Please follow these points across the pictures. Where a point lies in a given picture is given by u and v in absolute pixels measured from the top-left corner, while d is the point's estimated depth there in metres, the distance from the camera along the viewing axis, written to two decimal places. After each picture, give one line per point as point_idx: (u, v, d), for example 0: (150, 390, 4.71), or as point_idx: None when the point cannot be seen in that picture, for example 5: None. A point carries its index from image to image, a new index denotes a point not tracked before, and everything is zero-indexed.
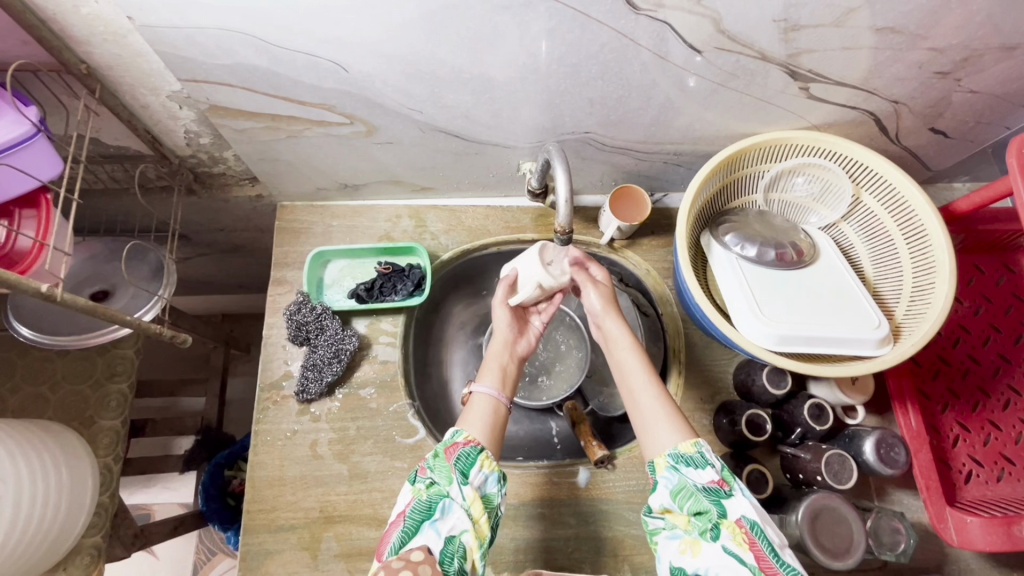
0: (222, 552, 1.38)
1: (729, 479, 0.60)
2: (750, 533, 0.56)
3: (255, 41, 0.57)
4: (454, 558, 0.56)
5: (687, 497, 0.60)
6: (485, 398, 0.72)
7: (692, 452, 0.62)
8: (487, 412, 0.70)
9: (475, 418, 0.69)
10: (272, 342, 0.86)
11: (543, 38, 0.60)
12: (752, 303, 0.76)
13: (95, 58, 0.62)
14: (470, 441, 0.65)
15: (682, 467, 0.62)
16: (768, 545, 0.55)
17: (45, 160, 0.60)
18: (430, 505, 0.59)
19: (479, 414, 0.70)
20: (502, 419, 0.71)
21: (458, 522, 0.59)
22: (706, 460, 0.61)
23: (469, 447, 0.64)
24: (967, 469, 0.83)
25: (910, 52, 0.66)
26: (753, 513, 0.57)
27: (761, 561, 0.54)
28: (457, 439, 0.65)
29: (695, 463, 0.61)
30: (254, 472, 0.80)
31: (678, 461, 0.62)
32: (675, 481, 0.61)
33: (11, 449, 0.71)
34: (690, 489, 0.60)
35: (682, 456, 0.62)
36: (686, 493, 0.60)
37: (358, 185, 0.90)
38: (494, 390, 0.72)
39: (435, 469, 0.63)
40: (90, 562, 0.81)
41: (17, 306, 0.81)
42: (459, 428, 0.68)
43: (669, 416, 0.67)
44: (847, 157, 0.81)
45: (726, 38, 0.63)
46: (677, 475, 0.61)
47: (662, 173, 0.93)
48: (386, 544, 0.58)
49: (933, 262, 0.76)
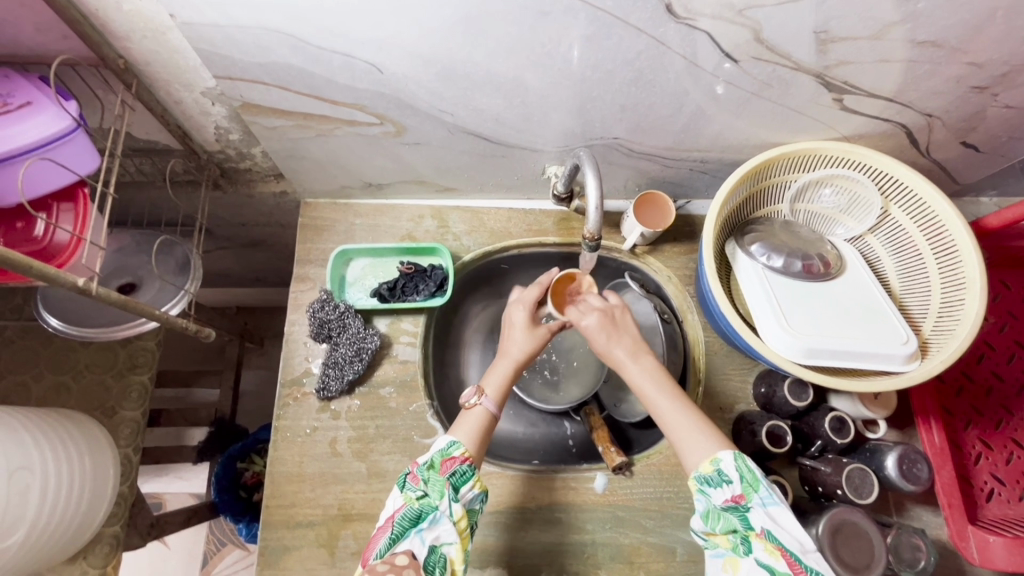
0: (233, 543, 1.39)
1: (751, 491, 0.60)
2: (773, 542, 0.57)
3: (292, 40, 0.57)
4: (435, 568, 0.57)
5: (716, 519, 0.61)
6: (484, 410, 0.70)
7: (711, 472, 0.62)
8: (483, 422, 0.69)
9: (466, 425, 0.68)
10: (293, 338, 0.87)
11: (579, 44, 0.60)
12: (779, 315, 0.75)
13: (133, 53, 0.62)
14: (466, 458, 0.64)
15: (706, 489, 0.62)
16: (792, 549, 0.56)
17: (84, 154, 0.60)
18: (420, 514, 0.60)
19: (470, 418, 0.69)
20: (490, 424, 0.70)
21: (444, 533, 0.59)
22: (723, 478, 0.61)
23: (465, 465, 0.64)
24: (990, 487, 0.83)
25: (948, 66, 0.66)
26: (771, 522, 0.58)
27: (793, 568, 0.55)
28: (455, 452, 0.65)
29: (715, 482, 0.61)
30: (274, 468, 0.80)
31: (703, 483, 0.62)
32: (703, 504, 0.62)
33: (37, 438, 0.71)
34: (717, 511, 0.61)
35: (704, 477, 0.62)
36: (714, 515, 0.61)
37: (383, 184, 0.91)
38: (494, 403, 0.71)
39: (429, 481, 0.63)
40: (109, 551, 0.82)
41: (47, 297, 0.82)
42: (452, 436, 0.67)
43: (692, 427, 0.65)
44: (877, 170, 0.80)
45: (765, 48, 0.62)
46: (704, 498, 0.62)
47: (688, 180, 0.93)
48: (373, 548, 0.59)
49: (963, 279, 0.75)
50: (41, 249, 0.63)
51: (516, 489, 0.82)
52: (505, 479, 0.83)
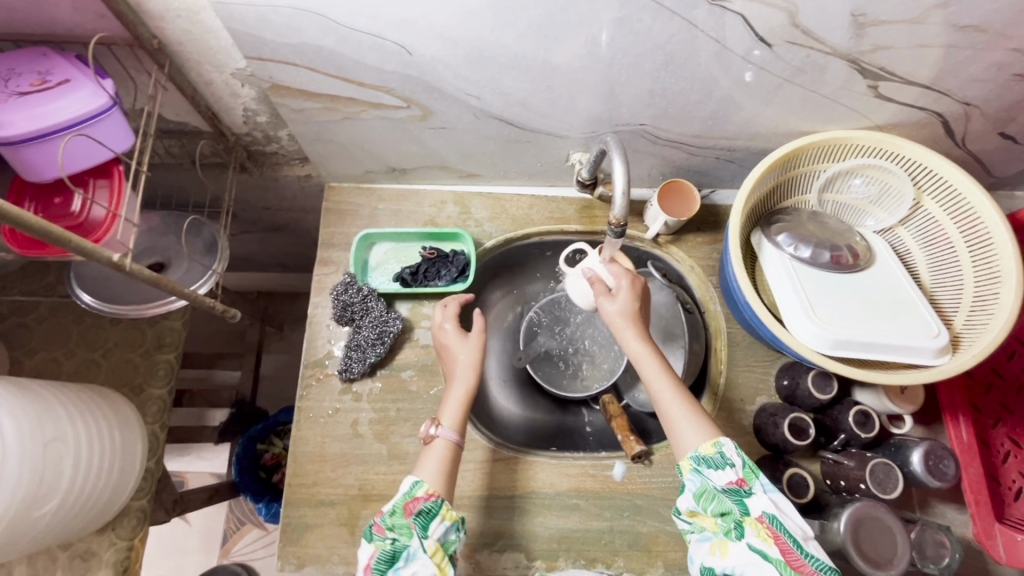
0: (252, 522, 1.42)
1: (751, 476, 0.60)
2: (772, 528, 0.56)
3: (324, 20, 0.57)
4: None
5: (710, 500, 0.60)
6: (445, 441, 0.70)
7: (711, 453, 0.61)
8: (447, 455, 0.69)
9: (428, 464, 0.68)
10: (316, 321, 0.88)
11: (609, 27, 0.60)
12: (806, 305, 0.74)
13: (166, 33, 0.63)
14: (431, 495, 0.64)
15: (703, 469, 0.61)
16: (791, 536, 0.56)
17: (120, 132, 0.61)
18: (394, 554, 0.60)
19: (431, 457, 0.69)
20: (455, 456, 0.70)
21: (421, 568, 0.60)
22: (725, 461, 0.61)
23: (430, 502, 0.64)
24: (1018, 486, 0.81)
25: (991, 52, 0.64)
26: (773, 508, 0.58)
27: (787, 554, 0.55)
28: (417, 494, 0.64)
29: (715, 464, 0.61)
30: (296, 447, 0.81)
31: (700, 463, 0.61)
32: (698, 485, 0.61)
33: (70, 412, 0.73)
34: (713, 492, 0.60)
35: (702, 457, 0.62)
36: (709, 496, 0.60)
37: (406, 169, 0.91)
38: (454, 433, 0.70)
39: (395, 527, 0.62)
40: (136, 524, 0.84)
41: (80, 275, 0.84)
42: (416, 475, 0.67)
43: (685, 412, 0.66)
44: (911, 160, 0.78)
45: (800, 32, 0.61)
46: (700, 478, 0.61)
47: (713, 169, 0.91)
48: None
49: (998, 272, 0.73)
50: (78, 224, 0.64)
51: (534, 475, 0.83)
52: (523, 465, 0.83)
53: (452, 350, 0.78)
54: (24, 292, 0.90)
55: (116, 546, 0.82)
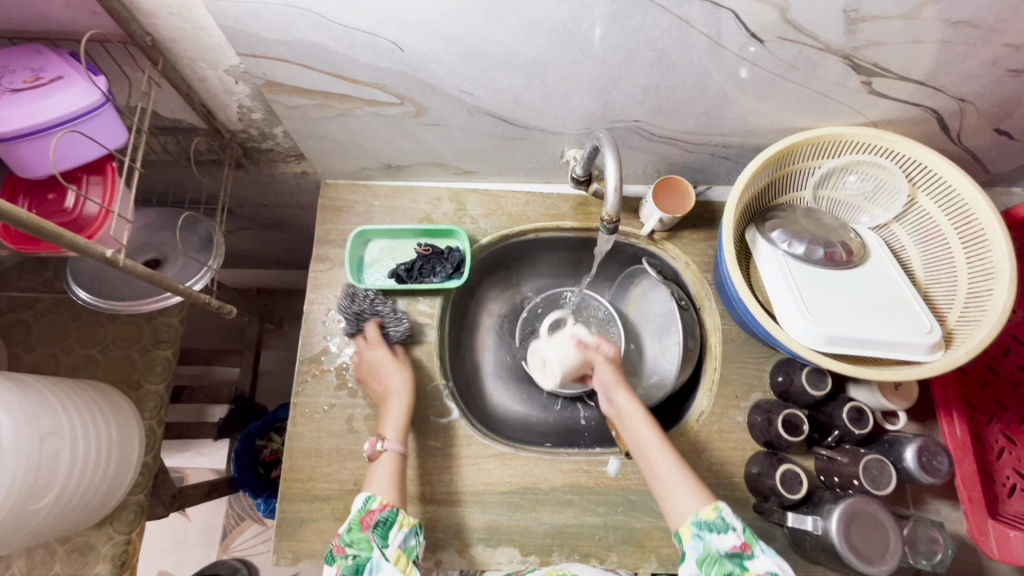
0: (252, 518, 1.43)
1: (752, 540, 0.60)
2: None
3: (315, 17, 0.57)
4: None
5: (712, 564, 0.60)
6: (391, 454, 0.73)
7: (713, 518, 0.61)
8: (395, 465, 0.72)
9: (379, 478, 0.70)
10: (312, 317, 0.88)
11: (601, 23, 0.60)
12: (800, 302, 0.74)
13: (159, 30, 0.63)
14: (386, 505, 0.67)
15: (705, 534, 0.61)
16: None
17: (113, 129, 0.61)
18: (358, 567, 0.62)
19: (381, 472, 0.71)
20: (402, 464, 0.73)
21: None
22: (727, 524, 0.61)
23: (386, 512, 0.66)
24: (1012, 483, 0.82)
25: (984, 47, 0.64)
26: (778, 568, 0.58)
27: None
28: (372, 506, 0.66)
29: (717, 528, 0.61)
30: (292, 443, 0.82)
31: (701, 527, 0.61)
32: (700, 549, 0.60)
33: (67, 408, 0.74)
34: (715, 556, 0.60)
35: (704, 522, 0.61)
36: (711, 561, 0.60)
37: (401, 165, 0.91)
38: (397, 444, 0.74)
39: (354, 543, 0.64)
40: (134, 519, 0.84)
41: (76, 270, 0.84)
42: (369, 491, 0.69)
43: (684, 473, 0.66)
44: (906, 156, 0.78)
45: (792, 28, 0.61)
46: (702, 543, 0.61)
47: (709, 165, 0.91)
48: None
49: (992, 268, 0.73)
50: (72, 220, 0.66)
51: (527, 471, 0.83)
52: (518, 461, 0.83)
53: (384, 369, 0.82)
54: (22, 288, 0.91)
55: (113, 540, 0.83)
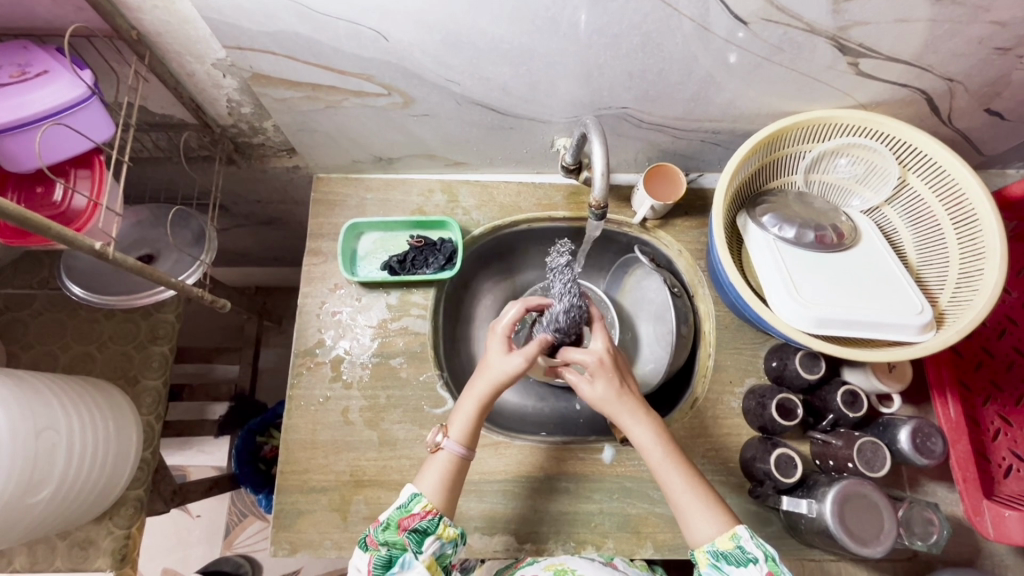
0: (254, 514, 1.44)
1: (775, 568, 0.60)
2: None
3: (299, 8, 0.58)
4: None
5: None
6: (449, 454, 0.69)
7: (730, 549, 0.61)
8: (447, 468, 0.69)
9: (431, 474, 0.69)
10: (305, 310, 0.88)
11: (584, 8, 0.60)
12: (791, 285, 0.74)
13: (145, 24, 0.63)
14: (429, 512, 0.65)
15: (722, 564, 0.61)
16: None
17: (100, 122, 0.62)
18: (391, 558, 0.63)
19: (437, 469, 0.69)
20: (461, 468, 0.70)
21: None
22: (746, 556, 0.60)
23: (426, 520, 0.65)
24: (1007, 463, 0.82)
25: (971, 25, 0.64)
26: None
27: None
28: (414, 509, 0.66)
29: (736, 559, 0.61)
30: (288, 434, 0.82)
31: (717, 558, 0.62)
32: None
33: (65, 404, 0.74)
34: None
35: (721, 552, 0.62)
36: None
37: (392, 158, 0.91)
38: (459, 446, 0.69)
39: (388, 541, 0.64)
40: (133, 513, 0.85)
41: (71, 268, 0.86)
42: (415, 486, 0.68)
43: (703, 498, 0.65)
44: (895, 138, 0.78)
45: (775, 9, 0.61)
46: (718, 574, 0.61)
47: (699, 152, 0.91)
48: None
49: (982, 248, 0.73)
50: (61, 214, 0.66)
51: (524, 459, 0.83)
52: (513, 449, 0.84)
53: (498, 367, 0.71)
54: (18, 287, 0.91)
55: (113, 534, 0.83)
